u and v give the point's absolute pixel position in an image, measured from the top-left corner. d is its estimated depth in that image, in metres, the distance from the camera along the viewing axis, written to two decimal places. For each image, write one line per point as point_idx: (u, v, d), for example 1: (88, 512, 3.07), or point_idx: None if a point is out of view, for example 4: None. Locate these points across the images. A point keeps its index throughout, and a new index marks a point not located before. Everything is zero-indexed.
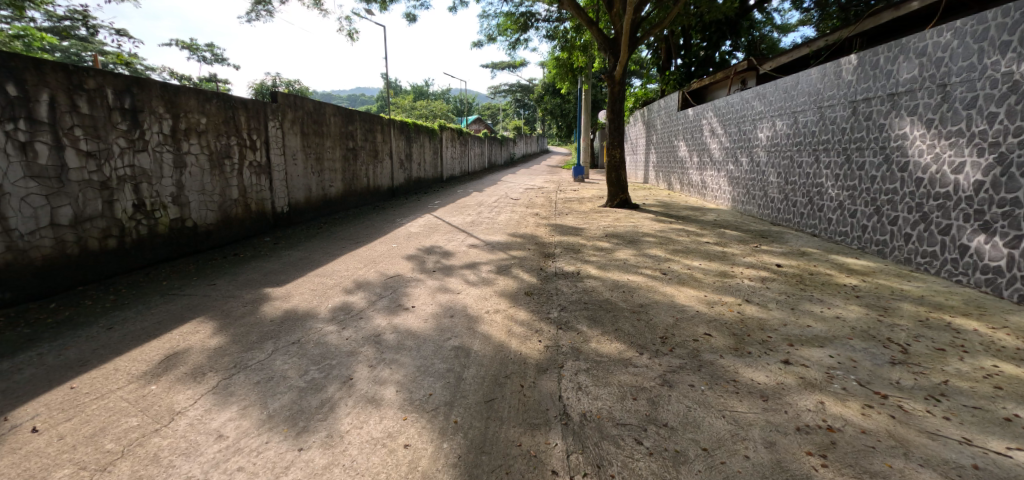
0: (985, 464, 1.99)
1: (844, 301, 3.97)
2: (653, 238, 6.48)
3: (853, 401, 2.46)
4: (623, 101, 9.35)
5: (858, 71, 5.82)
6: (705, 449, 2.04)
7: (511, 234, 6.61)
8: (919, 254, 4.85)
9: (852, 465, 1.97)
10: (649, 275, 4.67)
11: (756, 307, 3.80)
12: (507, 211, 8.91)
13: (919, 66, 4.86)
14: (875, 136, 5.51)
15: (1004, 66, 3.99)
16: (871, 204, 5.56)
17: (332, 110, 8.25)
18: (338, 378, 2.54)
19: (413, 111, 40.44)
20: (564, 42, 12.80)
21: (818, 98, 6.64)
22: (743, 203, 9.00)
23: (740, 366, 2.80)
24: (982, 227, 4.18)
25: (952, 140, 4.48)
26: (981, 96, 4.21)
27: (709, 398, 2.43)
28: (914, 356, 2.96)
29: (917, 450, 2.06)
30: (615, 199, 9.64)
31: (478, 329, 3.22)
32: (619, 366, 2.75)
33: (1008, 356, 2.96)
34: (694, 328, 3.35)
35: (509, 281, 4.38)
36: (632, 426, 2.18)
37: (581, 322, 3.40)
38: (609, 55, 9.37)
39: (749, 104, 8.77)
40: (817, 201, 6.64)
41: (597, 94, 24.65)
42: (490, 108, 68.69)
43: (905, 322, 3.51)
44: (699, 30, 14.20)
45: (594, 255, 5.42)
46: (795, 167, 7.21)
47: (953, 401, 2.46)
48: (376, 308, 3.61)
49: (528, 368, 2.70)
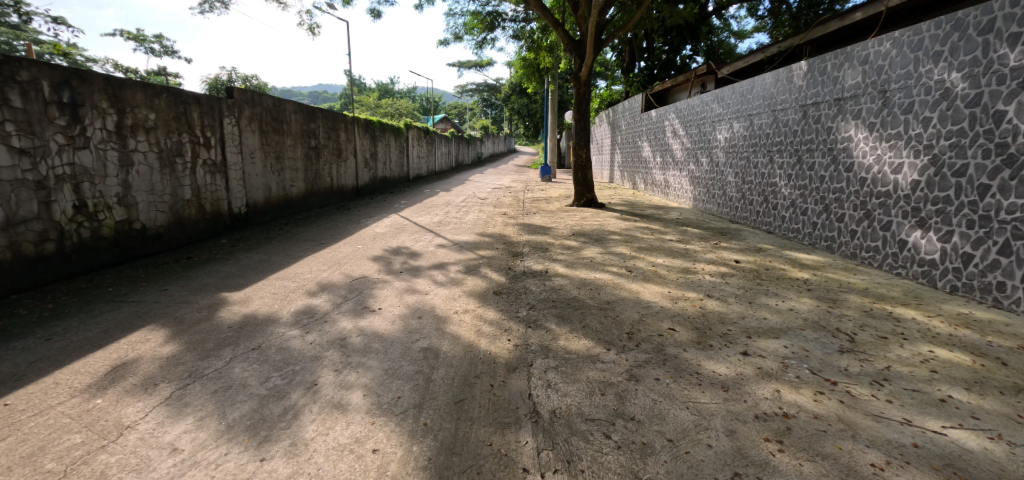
0: (923, 442, 2.14)
1: (797, 294, 4.18)
2: (619, 236, 6.62)
3: (806, 388, 2.59)
4: (589, 102, 9.46)
5: (808, 77, 6.14)
6: (670, 440, 2.10)
7: (479, 234, 6.57)
8: (863, 249, 5.17)
9: (806, 448, 2.08)
10: (615, 272, 4.76)
11: (716, 302, 3.94)
12: (475, 211, 8.87)
13: (862, 73, 5.19)
14: (824, 138, 5.82)
15: (937, 75, 4.30)
16: (821, 203, 5.87)
17: (293, 107, 7.97)
18: (301, 384, 2.47)
19: (377, 109, 39.62)
20: (530, 43, 12.95)
21: (772, 102, 6.96)
22: (703, 202, 9.30)
23: (703, 359, 2.90)
24: (918, 223, 4.49)
25: (892, 142, 4.78)
26: (916, 102, 4.52)
27: (673, 391, 2.50)
28: (860, 344, 3.15)
29: (864, 433, 2.20)
30: (582, 199, 9.79)
31: (447, 329, 3.19)
32: (588, 362, 2.79)
33: (942, 342, 3.20)
34: (658, 323, 3.45)
35: (477, 281, 4.36)
36: (600, 421, 2.22)
37: (550, 320, 3.43)
38: (574, 56, 9.45)
39: (708, 106, 9.08)
40: (772, 200, 6.95)
41: (563, 95, 24.81)
42: (457, 108, 68.27)
43: (852, 312, 3.73)
44: (661, 34, 14.55)
45: (561, 254, 5.47)
46: (751, 167, 7.52)
47: (895, 385, 2.64)
48: (341, 311, 3.51)
49: (497, 367, 2.70)
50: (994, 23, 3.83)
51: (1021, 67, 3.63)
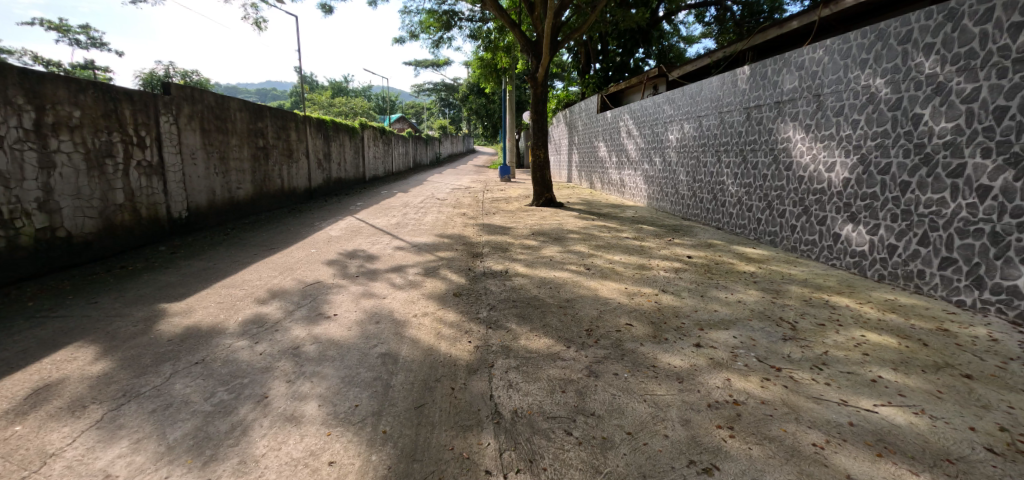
0: (857, 420, 2.31)
1: (744, 286, 4.40)
2: (577, 234, 6.73)
3: (753, 375, 2.73)
4: (546, 103, 9.56)
5: (750, 81, 6.47)
6: (630, 433, 2.15)
7: (438, 235, 6.50)
8: (802, 242, 5.51)
9: (754, 432, 2.19)
10: (574, 270, 4.84)
11: (670, 296, 4.08)
12: (433, 212, 8.75)
13: (799, 78, 5.52)
14: (765, 139, 6.15)
15: (864, 80, 4.64)
16: (764, 200, 6.20)
17: (238, 105, 7.58)
18: (250, 397, 2.35)
19: (331, 108, 38.35)
20: (487, 43, 12.98)
21: (718, 104, 7.29)
22: (657, 200, 9.62)
23: (659, 352, 3.00)
24: (850, 217, 4.84)
25: (825, 143, 5.12)
26: (846, 106, 4.86)
27: (632, 385, 2.57)
28: (801, 332, 3.35)
29: (806, 414, 2.34)
30: (541, 198, 9.88)
31: (406, 333, 3.13)
32: (548, 360, 2.82)
33: (873, 326, 3.46)
34: (616, 319, 3.53)
35: (437, 283, 4.31)
36: (561, 418, 2.24)
37: (510, 320, 3.44)
38: (531, 57, 9.51)
39: (660, 108, 9.39)
40: (720, 198, 7.28)
41: (521, 95, 24.94)
42: (414, 107, 67.22)
43: (793, 301, 3.97)
44: (615, 36, 14.91)
45: (521, 254, 5.49)
46: (700, 166, 7.85)
47: (832, 368, 2.83)
48: (293, 319, 3.37)
49: (458, 370, 2.67)
50: (912, 33, 4.17)
51: (934, 74, 3.98)
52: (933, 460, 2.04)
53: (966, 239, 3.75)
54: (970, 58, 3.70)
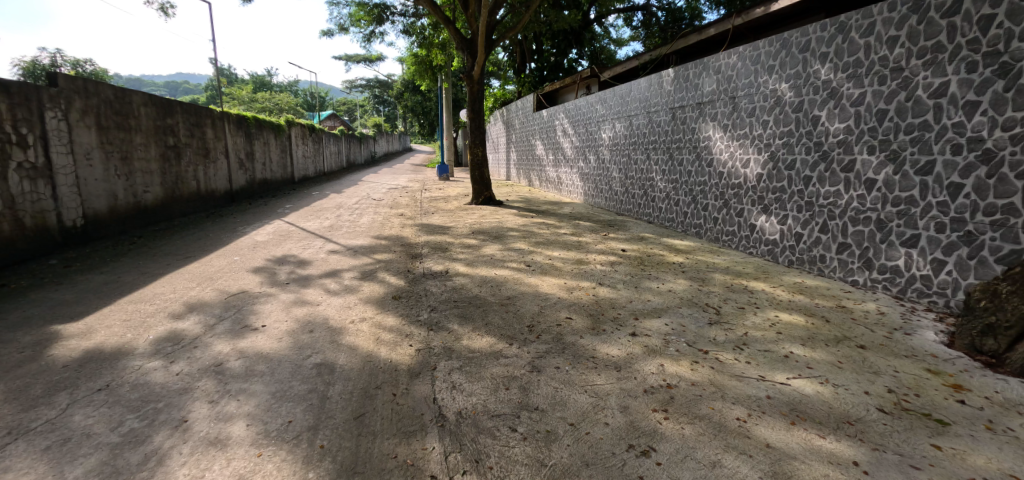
0: (774, 393, 2.54)
1: (674, 276, 4.67)
2: (517, 232, 6.80)
3: (684, 359, 2.91)
4: (482, 101, 9.54)
5: (674, 83, 6.86)
6: (572, 424, 2.21)
7: (375, 237, 6.29)
8: (724, 233, 5.94)
9: (686, 413, 2.33)
10: (514, 268, 4.88)
11: (607, 289, 4.24)
12: (369, 213, 8.47)
13: (717, 81, 5.93)
14: (689, 137, 6.55)
15: (772, 84, 5.08)
16: (689, 195, 6.61)
17: (142, 100, 6.87)
18: (167, 423, 2.15)
19: (252, 103, 35.82)
20: (421, 39, 12.73)
21: (646, 104, 7.65)
22: (593, 197, 9.94)
23: (597, 343, 3.11)
24: (763, 209, 5.28)
25: (740, 141, 5.55)
26: (757, 107, 5.30)
27: (573, 377, 2.64)
28: (725, 316, 3.62)
29: (730, 392, 2.53)
30: (481, 197, 9.87)
31: (342, 341, 3.00)
32: (491, 359, 2.82)
33: (784, 307, 3.81)
34: (556, 313, 3.62)
35: (375, 286, 4.17)
36: (505, 415, 2.26)
37: (452, 320, 3.41)
38: (466, 55, 9.43)
39: (592, 107, 9.70)
40: (650, 193, 7.67)
41: (458, 93, 24.71)
42: (345, 104, 64.50)
43: (717, 288, 4.28)
44: (549, 37, 15.20)
45: (461, 253, 5.46)
46: (632, 163, 8.21)
47: (752, 348, 3.08)
48: (215, 334, 3.12)
49: (399, 375, 2.61)
50: (810, 43, 4.62)
51: (829, 80, 4.43)
52: (836, 424, 2.29)
53: (858, 226, 4.23)
54: (857, 66, 4.17)
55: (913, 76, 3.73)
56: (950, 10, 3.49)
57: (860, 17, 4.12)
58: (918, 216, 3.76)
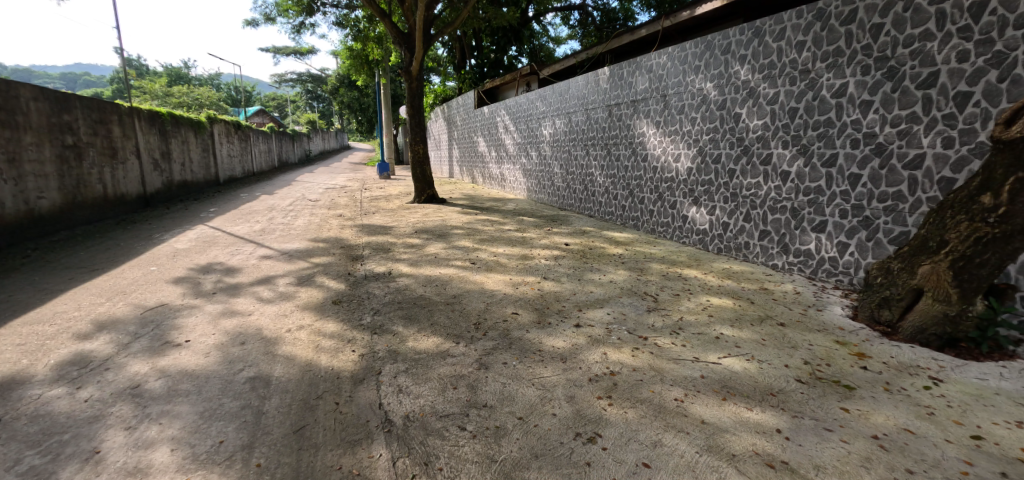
0: (707, 372, 2.71)
1: (614, 267, 4.85)
2: (461, 230, 6.75)
3: (625, 346, 3.04)
4: (422, 97, 9.35)
5: (609, 81, 7.10)
6: (521, 418, 2.24)
7: (312, 240, 6.01)
8: (659, 224, 6.25)
9: (628, 398, 2.44)
10: (459, 266, 4.86)
11: (552, 283, 4.32)
12: (304, 214, 8.07)
13: (649, 80, 6.21)
14: (625, 134, 6.81)
15: (698, 83, 5.39)
16: (627, 188, 6.87)
17: (31, 94, 6.09)
18: (76, 455, 1.94)
19: (167, 98, 32.86)
20: (356, 32, 12.24)
21: (584, 101, 7.86)
22: (536, 192, 10.08)
23: (543, 336, 3.16)
24: (693, 201, 5.60)
25: (671, 137, 5.84)
26: (685, 105, 5.60)
27: (520, 371, 2.67)
28: (662, 303, 3.82)
29: (668, 375, 2.68)
30: (423, 195, 9.70)
31: (278, 352, 2.85)
32: (438, 359, 2.79)
33: (715, 291, 4.07)
34: (503, 309, 3.64)
35: (313, 292, 3.99)
36: (454, 415, 2.25)
37: (397, 322, 3.33)
38: (404, 49, 9.20)
39: (532, 104, 9.82)
40: (590, 188, 7.90)
41: (397, 89, 24.05)
42: (274, 99, 60.88)
43: (654, 277, 4.49)
44: (488, 33, 15.17)
45: (404, 253, 5.34)
46: (572, 159, 8.40)
47: (686, 331, 3.27)
48: (131, 353, 2.85)
49: (342, 382, 2.52)
50: (730, 45, 4.94)
51: (748, 80, 4.77)
52: (761, 396, 2.49)
53: (776, 214, 4.60)
54: (771, 68, 4.52)
55: (819, 78, 4.10)
56: (848, 18, 3.86)
57: (773, 22, 4.46)
58: (825, 204, 4.15)
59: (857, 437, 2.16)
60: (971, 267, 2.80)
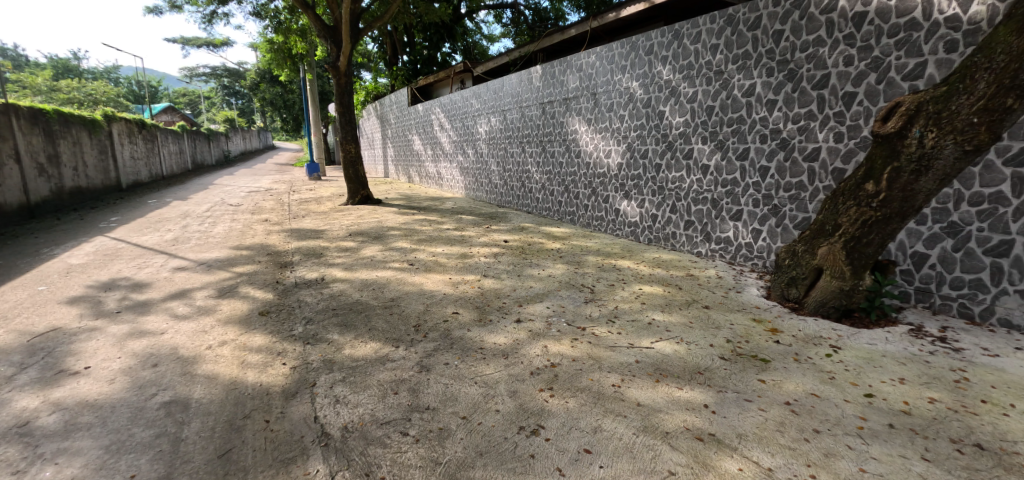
0: (641, 357, 2.86)
1: (552, 261, 4.96)
2: (398, 231, 6.59)
3: (565, 338, 3.12)
4: (352, 94, 8.98)
5: (542, 79, 7.22)
6: (465, 417, 2.23)
7: (234, 248, 5.60)
8: (593, 219, 6.46)
9: (568, 388, 2.51)
10: (397, 268, 4.74)
11: (492, 280, 4.34)
12: (225, 221, 7.49)
13: (579, 78, 6.39)
14: (558, 131, 6.96)
15: (624, 82, 5.63)
16: (562, 184, 7.04)
17: None
18: None
19: (53, 93, 29.07)
20: (277, 24, 11.50)
21: (518, 99, 7.94)
22: (473, 190, 10.05)
23: (484, 334, 3.17)
24: (624, 194, 5.85)
25: (602, 134, 6.06)
26: (614, 103, 5.83)
27: (462, 371, 2.66)
28: (598, 293, 3.96)
29: (606, 362, 2.79)
30: (357, 196, 9.35)
31: (198, 372, 2.63)
32: (376, 365, 2.71)
33: (647, 280, 4.29)
34: (443, 309, 3.61)
35: (237, 303, 3.72)
36: (396, 421, 2.20)
37: (331, 330, 3.20)
38: (330, 43, 8.77)
39: (467, 101, 9.76)
40: (527, 184, 8.00)
41: (324, 85, 22.90)
42: (184, 95, 55.85)
43: (590, 269, 4.65)
44: (420, 29, 14.87)
45: (338, 257, 5.12)
46: (508, 156, 8.47)
47: (621, 319, 3.43)
48: (16, 387, 2.50)
49: (272, 398, 2.38)
50: (653, 46, 5.20)
51: (670, 80, 5.05)
52: (690, 375, 2.66)
53: (698, 205, 4.92)
54: (690, 69, 4.82)
55: (731, 78, 4.44)
56: (753, 24, 4.20)
57: (689, 26, 4.75)
58: (740, 195, 4.49)
59: (772, 404, 2.37)
60: (860, 246, 3.17)
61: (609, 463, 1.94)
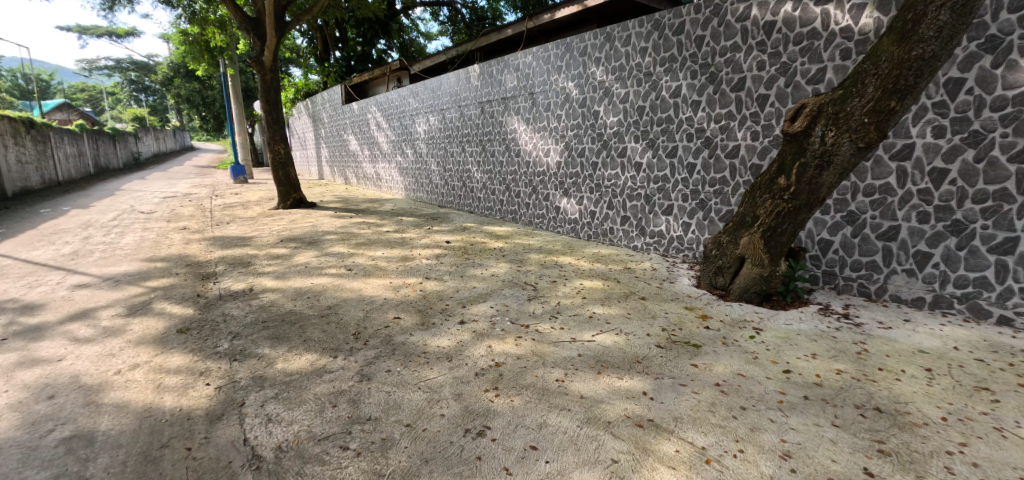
0: (583, 351, 2.93)
1: (495, 261, 4.96)
2: (334, 235, 6.32)
3: (509, 336, 3.14)
4: (279, 90, 8.46)
5: (480, 79, 7.20)
6: (408, 425, 2.19)
7: (147, 260, 5.10)
8: (535, 217, 6.54)
9: (513, 386, 2.53)
10: (334, 274, 4.54)
11: (434, 282, 4.28)
12: (136, 230, 6.82)
13: (517, 78, 6.44)
14: (497, 130, 6.98)
15: (560, 82, 5.74)
16: (503, 183, 7.07)
17: None
18: None
19: None
20: (191, 14, 10.58)
21: (456, 98, 7.86)
22: (414, 191, 9.85)
23: (427, 337, 3.12)
24: (564, 192, 5.97)
25: (541, 133, 6.15)
26: (551, 103, 5.93)
27: (405, 377, 2.60)
28: (541, 290, 4.02)
29: (549, 357, 2.84)
30: (289, 200, 8.86)
31: (104, 401, 2.37)
32: (312, 379, 2.58)
33: (587, 275, 4.41)
34: (384, 315, 3.50)
35: (151, 321, 3.40)
36: (335, 435, 2.10)
37: (262, 344, 3.01)
38: (253, 37, 8.21)
39: (404, 100, 9.53)
40: (468, 184, 7.96)
41: (249, 81, 21.42)
42: (83, 91, 50.16)
43: (532, 267, 4.71)
44: (353, 25, 14.30)
45: (268, 266, 4.81)
46: (448, 156, 8.37)
47: (564, 315, 3.50)
48: None
49: (194, 423, 2.19)
50: (586, 48, 5.34)
51: (603, 81, 5.21)
52: (630, 364, 2.77)
53: (633, 201, 5.12)
54: (621, 70, 5.00)
55: (659, 80, 4.66)
56: (678, 29, 4.43)
57: (620, 29, 4.93)
58: (671, 190, 4.73)
59: (704, 387, 2.52)
60: (776, 236, 3.45)
61: (555, 458, 1.97)
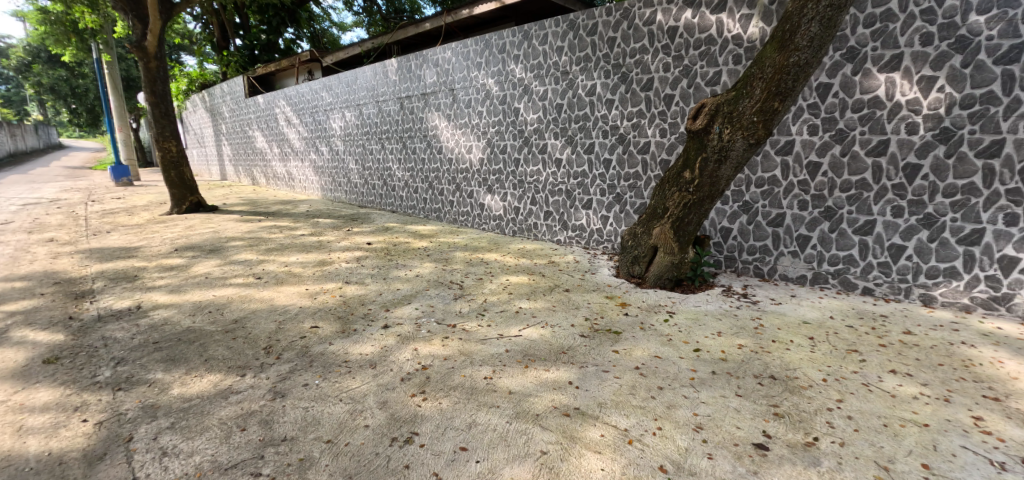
0: (511, 346, 2.96)
1: (420, 261, 4.85)
2: (241, 241, 5.80)
3: (435, 338, 3.09)
4: (167, 81, 7.55)
5: (398, 73, 6.97)
6: (329, 441, 2.07)
7: (2, 280, 4.33)
8: (459, 214, 6.49)
9: (440, 389, 2.48)
10: (241, 284, 4.17)
11: (355, 287, 4.08)
12: None
13: (436, 74, 6.32)
14: (418, 126, 6.81)
15: (480, 78, 5.71)
16: (426, 181, 6.91)
17: None
18: None
19: None
20: None
21: (374, 93, 7.55)
22: (331, 191, 9.33)
23: (348, 346, 2.97)
24: (488, 189, 5.97)
25: (463, 130, 6.09)
26: (472, 99, 5.89)
27: (325, 390, 2.46)
28: (467, 289, 4.00)
29: (477, 356, 2.83)
30: (184, 203, 7.98)
31: None
32: (217, 402, 2.35)
33: (512, 270, 4.45)
34: (300, 325, 3.27)
35: (7, 352, 2.89)
36: (245, 461, 1.93)
37: (154, 368, 2.68)
38: (133, 18, 7.23)
39: (317, 94, 8.96)
40: (389, 182, 7.69)
41: (131, 69, 18.93)
42: None
43: (458, 265, 4.66)
44: (255, 11, 13.16)
45: (160, 279, 4.30)
46: (367, 153, 8.02)
47: (491, 312, 3.51)
48: None
49: (68, 468, 1.90)
50: (505, 45, 5.37)
51: (522, 78, 5.27)
52: (556, 356, 2.84)
53: (555, 197, 5.25)
54: (539, 68, 5.09)
55: (575, 79, 4.81)
56: (592, 30, 4.60)
57: (537, 28, 5.01)
58: (590, 185, 4.92)
59: (625, 371, 2.66)
60: (683, 225, 3.72)
61: (485, 456, 1.97)
